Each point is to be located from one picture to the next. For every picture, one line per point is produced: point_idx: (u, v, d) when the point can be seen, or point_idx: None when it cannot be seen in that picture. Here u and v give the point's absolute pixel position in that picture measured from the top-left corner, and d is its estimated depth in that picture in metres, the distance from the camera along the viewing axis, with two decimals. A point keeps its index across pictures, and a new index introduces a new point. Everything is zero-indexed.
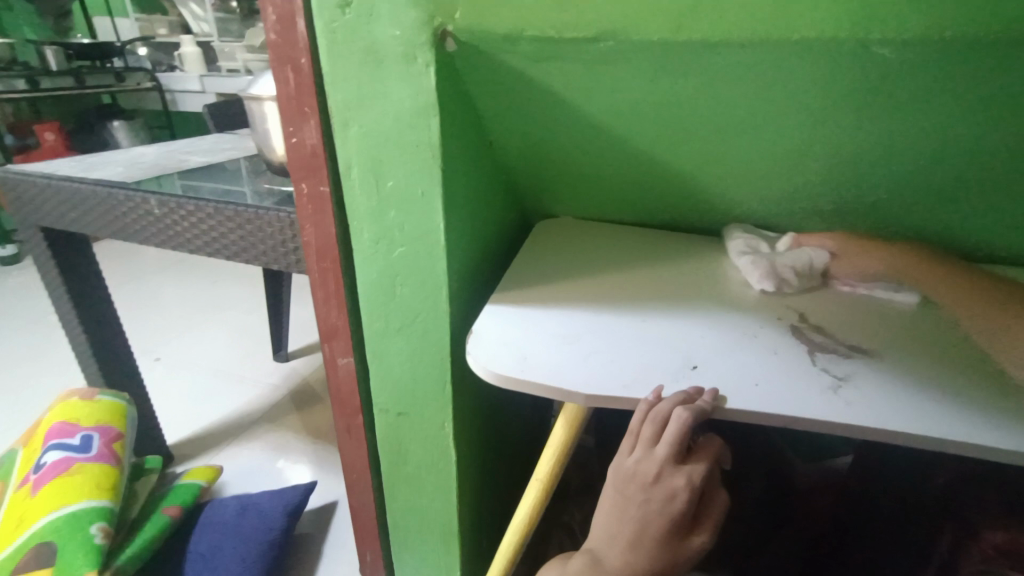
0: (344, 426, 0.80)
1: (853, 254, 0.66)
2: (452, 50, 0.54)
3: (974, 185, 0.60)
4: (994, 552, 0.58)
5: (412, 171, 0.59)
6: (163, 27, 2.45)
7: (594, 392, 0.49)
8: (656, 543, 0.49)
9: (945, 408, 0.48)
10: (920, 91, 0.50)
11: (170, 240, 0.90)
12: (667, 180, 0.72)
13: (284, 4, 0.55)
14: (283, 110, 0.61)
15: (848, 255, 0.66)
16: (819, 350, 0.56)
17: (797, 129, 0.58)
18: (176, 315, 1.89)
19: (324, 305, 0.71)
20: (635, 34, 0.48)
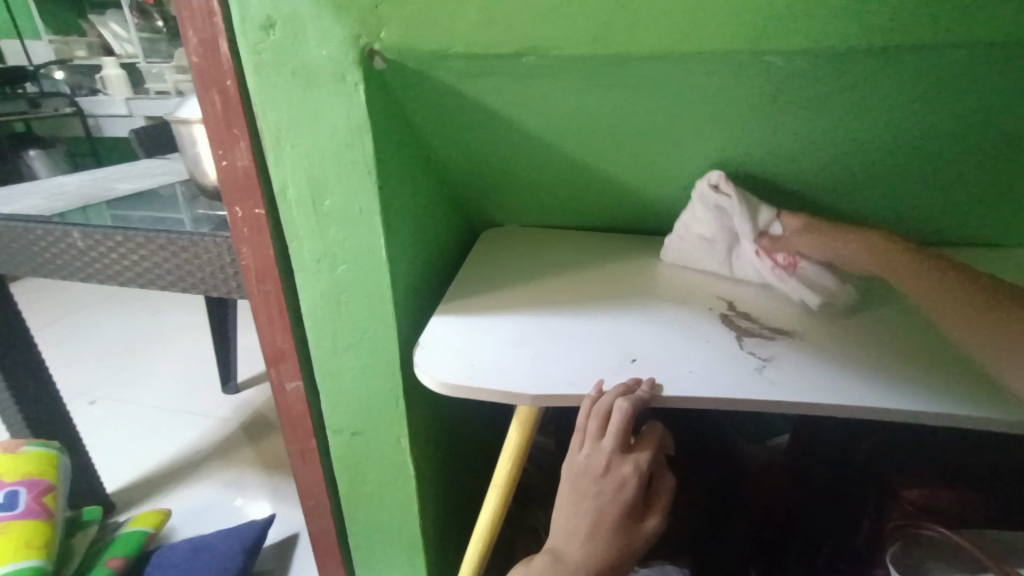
0: (297, 451, 0.78)
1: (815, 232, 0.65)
2: (381, 68, 0.55)
3: (871, 176, 0.66)
4: (912, 507, 0.68)
5: (350, 189, 0.59)
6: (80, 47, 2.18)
7: (541, 392, 0.51)
8: (613, 533, 0.50)
9: (856, 378, 0.53)
10: (812, 93, 0.55)
11: (97, 272, 0.85)
12: (601, 185, 0.75)
13: (206, 27, 0.55)
14: (212, 133, 0.60)
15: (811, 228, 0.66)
16: (747, 335, 0.60)
17: (712, 133, 0.63)
18: (111, 353, 1.78)
19: (268, 328, 0.70)
20: (555, 49, 0.51)
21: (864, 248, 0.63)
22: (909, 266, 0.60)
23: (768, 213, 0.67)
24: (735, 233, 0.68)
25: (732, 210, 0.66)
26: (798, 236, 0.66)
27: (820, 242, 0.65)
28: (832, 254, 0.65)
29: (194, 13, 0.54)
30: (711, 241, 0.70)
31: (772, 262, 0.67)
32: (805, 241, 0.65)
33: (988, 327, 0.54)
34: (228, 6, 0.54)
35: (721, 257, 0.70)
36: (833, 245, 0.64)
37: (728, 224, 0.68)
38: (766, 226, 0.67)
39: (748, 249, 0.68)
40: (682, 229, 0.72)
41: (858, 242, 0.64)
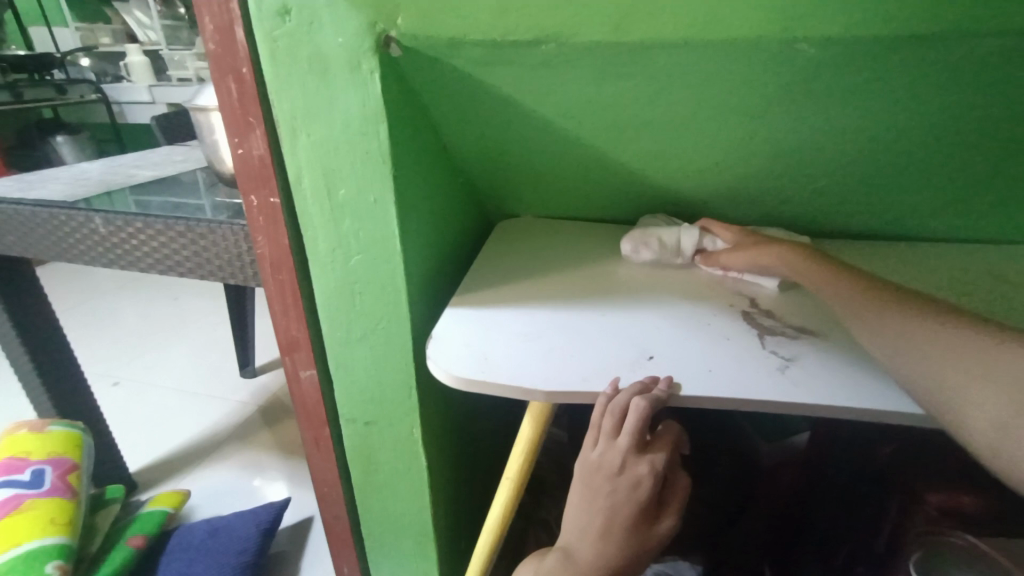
0: (311, 439, 0.78)
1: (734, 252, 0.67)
2: (397, 56, 0.54)
3: (903, 170, 0.64)
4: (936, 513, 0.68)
5: (365, 178, 0.59)
6: (105, 35, 2.27)
7: (555, 388, 0.50)
8: (626, 533, 0.49)
9: (886, 381, 0.51)
10: (842, 83, 0.52)
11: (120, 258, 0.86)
12: (619, 177, 0.73)
13: (222, 14, 0.54)
14: (228, 121, 0.59)
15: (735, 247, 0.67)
16: (769, 333, 0.58)
17: (736, 124, 0.60)
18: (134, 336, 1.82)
19: (283, 317, 0.70)
20: (575, 36, 0.50)
21: (778, 260, 0.63)
22: (816, 278, 0.58)
23: (695, 235, 0.70)
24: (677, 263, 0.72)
25: (660, 249, 0.71)
26: (725, 255, 0.68)
27: (743, 260, 0.66)
28: (756, 267, 0.66)
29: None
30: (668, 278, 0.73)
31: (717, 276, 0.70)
32: (734, 259, 0.67)
33: (874, 327, 0.50)
34: None
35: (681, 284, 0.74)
36: (754, 260, 0.65)
37: (667, 264, 0.72)
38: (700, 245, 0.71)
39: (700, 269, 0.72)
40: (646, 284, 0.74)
41: (773, 253, 0.63)
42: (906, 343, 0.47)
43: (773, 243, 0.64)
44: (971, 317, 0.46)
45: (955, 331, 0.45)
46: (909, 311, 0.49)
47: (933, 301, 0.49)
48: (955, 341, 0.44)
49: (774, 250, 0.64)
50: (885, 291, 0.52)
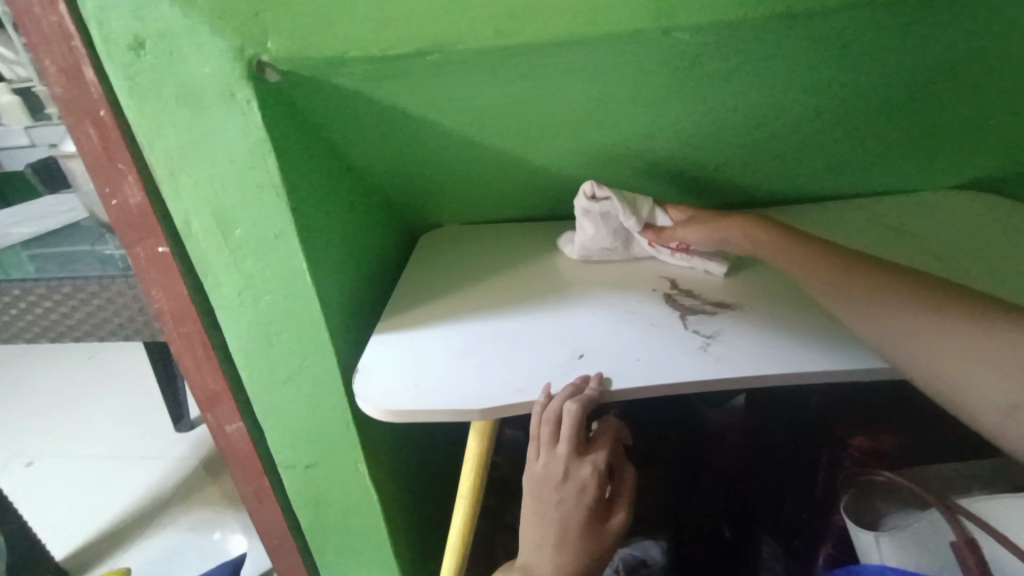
0: (251, 491, 0.74)
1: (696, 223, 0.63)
2: (276, 81, 0.51)
3: (794, 141, 0.67)
4: (862, 453, 0.73)
5: (262, 214, 0.55)
6: None
7: (490, 404, 0.49)
8: (580, 537, 0.49)
9: (801, 346, 0.54)
10: (724, 68, 0.54)
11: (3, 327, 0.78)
12: (534, 178, 0.73)
13: (64, 54, 0.48)
14: (94, 170, 0.54)
15: (693, 223, 0.64)
16: (691, 313, 0.60)
17: (635, 116, 0.60)
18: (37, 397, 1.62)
19: (196, 370, 0.65)
20: (458, 45, 0.48)
21: (743, 233, 0.61)
22: (788, 254, 0.57)
23: (652, 208, 0.66)
24: (626, 232, 0.68)
25: (616, 210, 0.65)
26: (683, 228, 0.64)
27: (702, 233, 0.62)
28: (715, 244, 0.63)
29: (47, 38, 0.48)
30: (608, 247, 0.69)
31: (665, 251, 0.68)
32: (691, 234, 0.63)
33: (862, 304, 0.51)
34: (87, 27, 0.48)
35: (620, 257, 0.70)
36: (715, 235, 0.62)
37: (616, 225, 0.67)
38: (651, 218, 0.66)
39: (643, 243, 0.68)
40: (587, 248, 0.69)
41: (736, 228, 0.61)
42: (889, 321, 0.49)
43: (738, 215, 0.62)
44: (947, 288, 0.49)
45: (940, 307, 0.47)
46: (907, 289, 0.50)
47: (910, 275, 0.51)
48: (948, 313, 0.47)
49: (739, 223, 0.61)
50: (857, 266, 0.54)
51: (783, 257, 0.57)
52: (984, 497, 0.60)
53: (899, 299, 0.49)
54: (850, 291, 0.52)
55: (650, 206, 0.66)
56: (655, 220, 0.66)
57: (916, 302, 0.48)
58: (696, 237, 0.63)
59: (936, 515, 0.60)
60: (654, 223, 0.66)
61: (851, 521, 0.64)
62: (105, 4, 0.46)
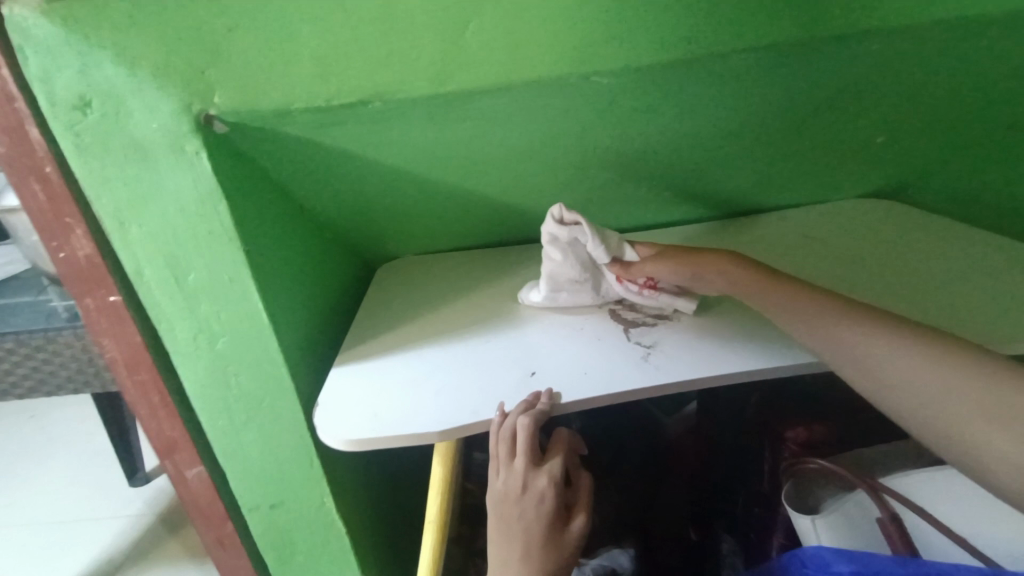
0: (215, 538, 0.73)
1: (667, 257, 0.63)
2: (224, 131, 0.53)
3: (716, 165, 0.74)
4: (798, 445, 0.77)
5: (214, 259, 0.56)
6: None
7: (446, 426, 0.52)
8: (544, 547, 0.51)
9: (736, 351, 0.59)
10: (643, 105, 0.60)
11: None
12: (482, 208, 0.76)
13: (8, 114, 0.50)
14: (40, 225, 0.54)
15: (663, 259, 0.63)
16: (632, 326, 0.64)
17: (570, 149, 0.66)
18: None
19: (152, 417, 0.65)
20: (397, 93, 0.51)
21: (721, 271, 0.60)
22: (766, 291, 0.57)
23: (619, 240, 0.66)
24: (594, 262, 0.66)
25: (585, 237, 0.64)
26: (651, 263, 0.63)
27: (673, 268, 0.62)
28: (685, 279, 0.62)
29: None
30: (574, 279, 0.66)
31: (633, 288, 0.65)
32: (661, 270, 0.63)
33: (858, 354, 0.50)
34: (30, 89, 0.49)
35: (588, 294, 0.66)
36: (685, 269, 0.62)
37: (584, 254, 0.65)
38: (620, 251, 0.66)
39: (611, 279, 0.66)
40: (555, 278, 0.66)
41: (714, 264, 0.60)
42: (891, 373, 0.48)
43: (712, 251, 0.61)
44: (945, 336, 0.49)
45: (948, 363, 0.47)
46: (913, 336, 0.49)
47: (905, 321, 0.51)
48: (956, 370, 0.46)
49: (717, 260, 0.60)
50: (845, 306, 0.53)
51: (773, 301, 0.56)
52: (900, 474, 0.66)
53: (910, 351, 0.48)
54: (848, 335, 0.51)
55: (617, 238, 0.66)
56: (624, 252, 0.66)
57: (917, 352, 0.48)
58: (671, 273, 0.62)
59: (861, 496, 0.67)
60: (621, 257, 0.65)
61: (790, 509, 0.68)
62: (49, 66, 0.48)
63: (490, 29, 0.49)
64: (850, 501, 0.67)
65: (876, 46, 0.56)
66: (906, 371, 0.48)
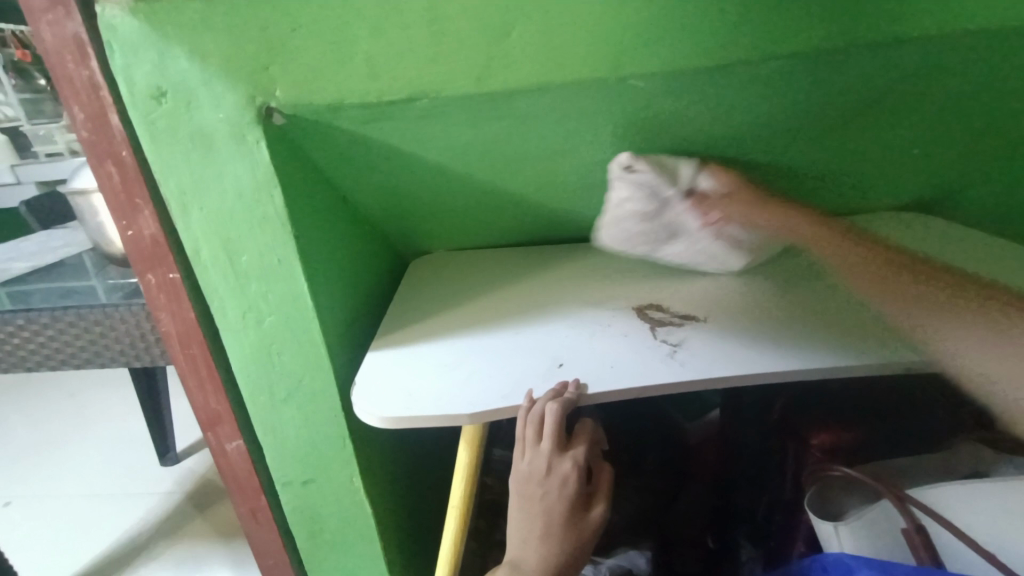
0: (248, 511, 0.77)
1: (739, 197, 0.66)
2: (282, 123, 0.57)
3: (749, 174, 0.75)
4: (822, 450, 0.77)
5: (265, 243, 0.60)
6: None
7: (477, 409, 0.54)
8: (564, 528, 0.54)
9: (761, 350, 0.60)
10: (679, 109, 0.61)
11: (15, 357, 0.82)
12: (515, 206, 0.79)
13: (92, 102, 0.54)
14: (111, 205, 0.59)
15: (730, 201, 0.66)
16: (659, 324, 0.66)
17: (604, 151, 0.68)
18: (18, 436, 1.59)
19: (199, 389, 0.69)
20: (443, 91, 0.54)
21: (785, 219, 0.66)
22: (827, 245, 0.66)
23: (693, 170, 0.65)
24: (664, 199, 0.65)
25: (655, 181, 0.63)
26: (722, 204, 0.66)
27: (742, 211, 0.67)
28: (752, 224, 0.68)
29: (77, 89, 0.54)
30: (644, 214, 0.65)
31: (702, 220, 0.67)
32: (730, 209, 0.66)
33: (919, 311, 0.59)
34: (113, 80, 0.54)
35: (653, 225, 0.67)
36: (751, 217, 0.67)
37: (654, 193, 0.64)
38: (692, 184, 0.65)
39: (681, 210, 0.66)
40: (618, 213, 0.66)
41: (784, 217, 0.66)
42: (954, 331, 0.57)
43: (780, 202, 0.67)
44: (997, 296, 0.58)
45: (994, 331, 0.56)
46: (943, 284, 0.60)
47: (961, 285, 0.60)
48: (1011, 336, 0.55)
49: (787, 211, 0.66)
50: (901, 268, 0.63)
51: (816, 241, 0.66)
52: (928, 485, 0.66)
53: (972, 314, 0.57)
54: (887, 287, 0.62)
55: (695, 168, 0.65)
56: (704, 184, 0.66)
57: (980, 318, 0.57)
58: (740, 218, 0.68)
59: (886, 504, 0.67)
60: (700, 186, 0.66)
61: (813, 514, 0.69)
62: (130, 59, 0.52)
63: (533, 33, 0.52)
64: (876, 508, 0.66)
65: (916, 55, 0.57)
66: (940, 324, 0.58)
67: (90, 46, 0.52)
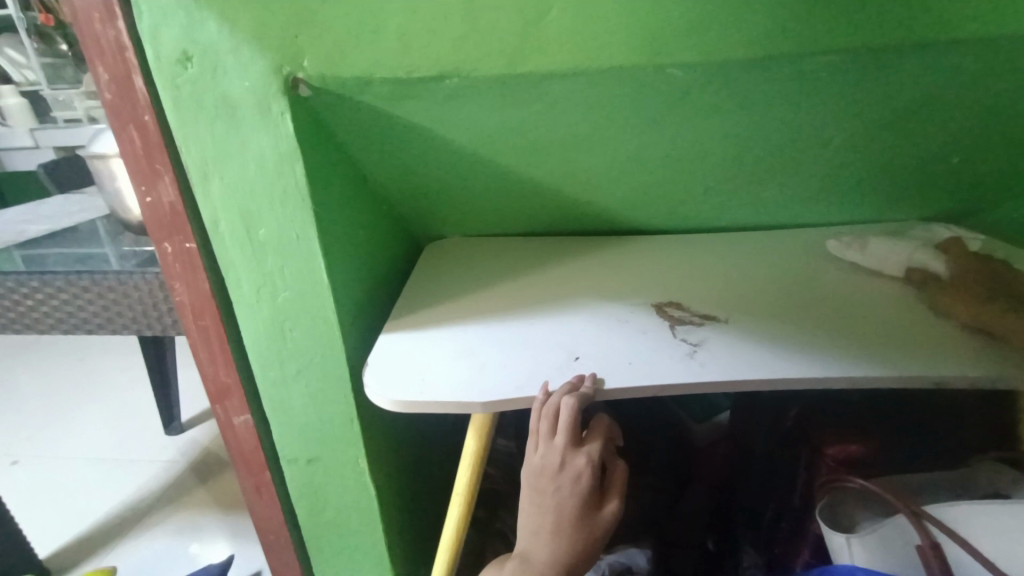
0: (252, 486, 0.77)
1: (947, 280, 0.67)
2: (307, 95, 0.56)
3: (779, 174, 0.73)
4: (835, 462, 0.75)
5: (284, 217, 0.59)
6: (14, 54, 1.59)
7: (490, 397, 0.53)
8: (575, 524, 0.53)
9: (785, 356, 0.58)
10: (714, 102, 0.59)
11: (26, 320, 0.82)
12: (538, 194, 0.77)
13: (117, 63, 0.53)
14: (132, 171, 0.59)
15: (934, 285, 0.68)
16: (679, 323, 0.64)
17: (634, 142, 0.66)
18: (26, 397, 1.61)
19: (210, 361, 0.69)
20: (474, 71, 0.53)
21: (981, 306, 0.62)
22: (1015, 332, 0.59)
23: (908, 255, 0.71)
24: (882, 267, 0.73)
25: (868, 255, 0.74)
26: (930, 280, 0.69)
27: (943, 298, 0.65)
28: (951, 309, 0.64)
29: (103, 50, 0.53)
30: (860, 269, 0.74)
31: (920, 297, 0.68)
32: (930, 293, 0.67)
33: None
34: (139, 42, 0.53)
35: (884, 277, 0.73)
36: (952, 303, 0.64)
37: (874, 261, 0.73)
38: (912, 262, 0.71)
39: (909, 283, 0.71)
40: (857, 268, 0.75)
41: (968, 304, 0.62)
42: None
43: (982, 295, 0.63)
44: None
45: None
46: None
47: None
48: None
49: (979, 301, 0.62)
50: None
51: (988, 322, 0.61)
52: (946, 503, 0.64)
53: None
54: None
55: (919, 252, 0.71)
56: (920, 265, 0.70)
57: None
58: (931, 303, 0.66)
59: (902, 520, 0.65)
60: (914, 268, 0.71)
61: (825, 525, 0.68)
62: (158, 22, 0.51)
63: (572, 14, 0.50)
64: (891, 525, 0.65)
65: (970, 58, 0.54)
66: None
67: (118, 6, 0.51)
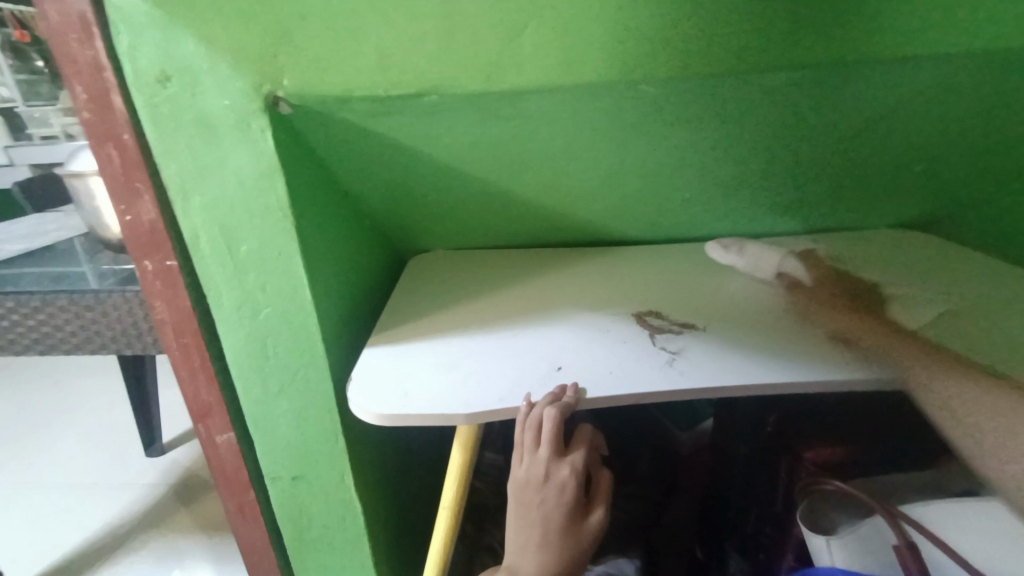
0: (236, 506, 0.76)
1: (822, 292, 0.71)
2: (287, 112, 0.56)
3: (751, 185, 0.75)
4: (813, 465, 0.77)
5: (265, 234, 0.59)
6: None
7: (473, 409, 0.54)
8: (562, 535, 0.54)
9: (760, 364, 0.59)
10: (686, 116, 0.61)
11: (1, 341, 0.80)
12: (518, 207, 0.79)
13: (95, 83, 0.54)
14: (111, 188, 0.58)
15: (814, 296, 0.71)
16: (659, 332, 0.65)
17: (610, 155, 0.68)
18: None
19: (191, 379, 0.68)
20: (453, 88, 0.54)
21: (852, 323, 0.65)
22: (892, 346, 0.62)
23: (782, 260, 0.75)
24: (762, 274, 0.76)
25: (748, 258, 0.76)
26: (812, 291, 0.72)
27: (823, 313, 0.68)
28: (828, 323, 0.66)
29: (81, 69, 0.53)
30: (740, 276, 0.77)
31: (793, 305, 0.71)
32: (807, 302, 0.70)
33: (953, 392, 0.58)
34: (118, 62, 0.53)
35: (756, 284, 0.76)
36: (830, 318, 0.67)
37: (755, 266, 0.76)
38: (787, 270, 0.74)
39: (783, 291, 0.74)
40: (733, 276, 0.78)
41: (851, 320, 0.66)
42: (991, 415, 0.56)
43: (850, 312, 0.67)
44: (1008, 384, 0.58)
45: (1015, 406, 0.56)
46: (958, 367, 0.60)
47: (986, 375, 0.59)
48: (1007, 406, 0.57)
49: (856, 317, 0.66)
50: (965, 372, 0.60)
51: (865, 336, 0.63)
52: (922, 505, 0.66)
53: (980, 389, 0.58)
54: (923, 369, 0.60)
55: (788, 260, 0.75)
56: (788, 272, 0.74)
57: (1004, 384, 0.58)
58: (808, 312, 0.69)
59: (879, 521, 0.67)
60: (790, 275, 0.74)
61: (806, 527, 0.70)
62: (137, 41, 0.51)
63: (546, 33, 0.52)
64: (869, 525, 0.67)
65: (923, 72, 0.57)
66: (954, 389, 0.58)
67: (96, 26, 0.51)
